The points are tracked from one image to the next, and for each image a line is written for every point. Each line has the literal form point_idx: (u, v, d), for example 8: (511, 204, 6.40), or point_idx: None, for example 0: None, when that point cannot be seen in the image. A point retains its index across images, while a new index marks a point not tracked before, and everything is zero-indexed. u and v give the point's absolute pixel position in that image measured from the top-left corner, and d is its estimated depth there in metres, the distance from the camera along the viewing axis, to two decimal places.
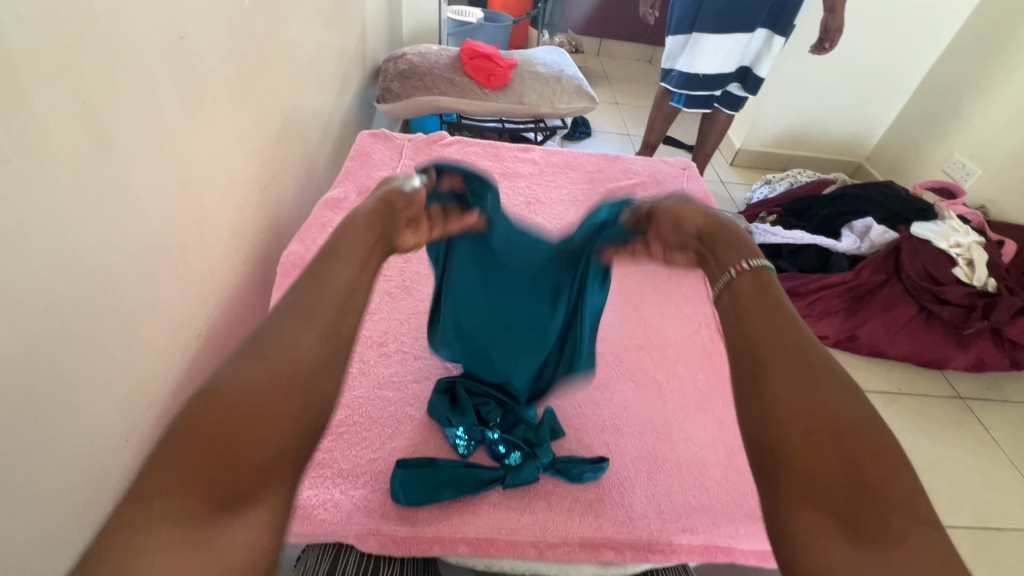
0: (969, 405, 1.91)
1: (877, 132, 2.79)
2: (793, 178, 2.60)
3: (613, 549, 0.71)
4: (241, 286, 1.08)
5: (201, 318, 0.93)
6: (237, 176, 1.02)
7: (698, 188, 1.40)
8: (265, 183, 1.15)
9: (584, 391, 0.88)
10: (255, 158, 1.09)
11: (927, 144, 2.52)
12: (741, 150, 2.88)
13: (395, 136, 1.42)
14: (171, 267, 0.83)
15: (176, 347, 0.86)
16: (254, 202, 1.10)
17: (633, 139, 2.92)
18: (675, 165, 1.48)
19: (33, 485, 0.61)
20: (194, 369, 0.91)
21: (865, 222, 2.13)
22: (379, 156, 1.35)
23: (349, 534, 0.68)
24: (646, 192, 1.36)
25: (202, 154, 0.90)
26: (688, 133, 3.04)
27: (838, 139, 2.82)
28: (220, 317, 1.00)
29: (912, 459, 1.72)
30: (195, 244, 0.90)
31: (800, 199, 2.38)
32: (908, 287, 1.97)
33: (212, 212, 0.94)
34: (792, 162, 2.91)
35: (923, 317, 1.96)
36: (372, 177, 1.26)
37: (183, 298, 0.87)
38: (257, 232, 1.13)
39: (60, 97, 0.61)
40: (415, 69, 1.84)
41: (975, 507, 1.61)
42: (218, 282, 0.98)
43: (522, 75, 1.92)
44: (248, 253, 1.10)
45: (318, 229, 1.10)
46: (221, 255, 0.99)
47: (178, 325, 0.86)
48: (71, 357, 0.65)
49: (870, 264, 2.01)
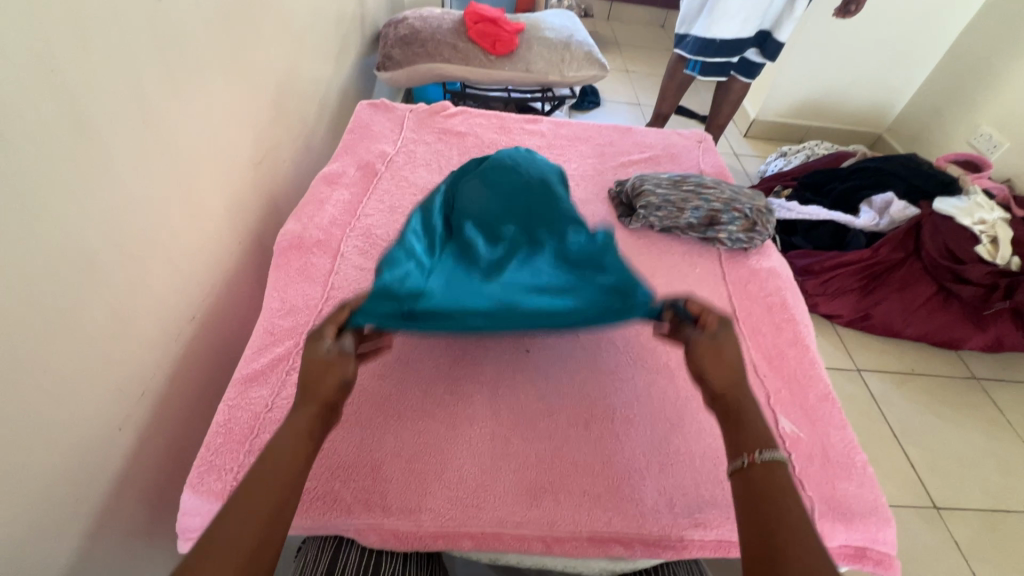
0: (983, 387, 1.87)
1: (900, 101, 2.66)
2: (810, 150, 2.49)
3: (622, 544, 0.68)
4: (238, 266, 1.04)
5: (196, 300, 0.89)
6: (230, 150, 0.97)
7: (714, 163, 1.33)
8: (260, 158, 1.10)
9: (593, 378, 0.84)
10: (248, 132, 1.04)
11: (954, 114, 2.40)
12: (757, 121, 2.77)
13: (395, 106, 1.35)
14: (159, 249, 0.79)
15: (170, 331, 0.83)
16: (248, 178, 1.06)
17: (644, 109, 2.81)
18: (690, 137, 1.40)
19: (21, 478, 0.59)
20: (190, 353, 0.88)
21: (886, 197, 2.04)
22: (379, 128, 1.28)
23: (350, 528, 0.66)
24: (659, 167, 1.30)
25: (189, 129, 0.85)
26: (701, 102, 2.93)
27: (859, 109, 2.69)
28: (217, 299, 0.96)
29: (923, 440, 1.69)
30: (185, 224, 0.85)
31: (817, 172, 2.28)
32: (928, 266, 1.91)
33: (204, 190, 0.90)
34: (809, 134, 2.79)
35: (941, 297, 1.91)
36: (371, 150, 1.20)
37: (175, 280, 0.83)
38: (254, 210, 1.09)
39: (24, 66, 0.56)
40: (417, 35, 1.75)
41: (986, 490, 1.59)
42: (213, 263, 0.95)
43: (529, 41, 1.82)
44: (244, 232, 1.06)
45: (316, 205, 1.05)
46: (215, 234, 0.95)
47: (171, 308, 0.83)
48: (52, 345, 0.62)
49: (889, 241, 1.93)
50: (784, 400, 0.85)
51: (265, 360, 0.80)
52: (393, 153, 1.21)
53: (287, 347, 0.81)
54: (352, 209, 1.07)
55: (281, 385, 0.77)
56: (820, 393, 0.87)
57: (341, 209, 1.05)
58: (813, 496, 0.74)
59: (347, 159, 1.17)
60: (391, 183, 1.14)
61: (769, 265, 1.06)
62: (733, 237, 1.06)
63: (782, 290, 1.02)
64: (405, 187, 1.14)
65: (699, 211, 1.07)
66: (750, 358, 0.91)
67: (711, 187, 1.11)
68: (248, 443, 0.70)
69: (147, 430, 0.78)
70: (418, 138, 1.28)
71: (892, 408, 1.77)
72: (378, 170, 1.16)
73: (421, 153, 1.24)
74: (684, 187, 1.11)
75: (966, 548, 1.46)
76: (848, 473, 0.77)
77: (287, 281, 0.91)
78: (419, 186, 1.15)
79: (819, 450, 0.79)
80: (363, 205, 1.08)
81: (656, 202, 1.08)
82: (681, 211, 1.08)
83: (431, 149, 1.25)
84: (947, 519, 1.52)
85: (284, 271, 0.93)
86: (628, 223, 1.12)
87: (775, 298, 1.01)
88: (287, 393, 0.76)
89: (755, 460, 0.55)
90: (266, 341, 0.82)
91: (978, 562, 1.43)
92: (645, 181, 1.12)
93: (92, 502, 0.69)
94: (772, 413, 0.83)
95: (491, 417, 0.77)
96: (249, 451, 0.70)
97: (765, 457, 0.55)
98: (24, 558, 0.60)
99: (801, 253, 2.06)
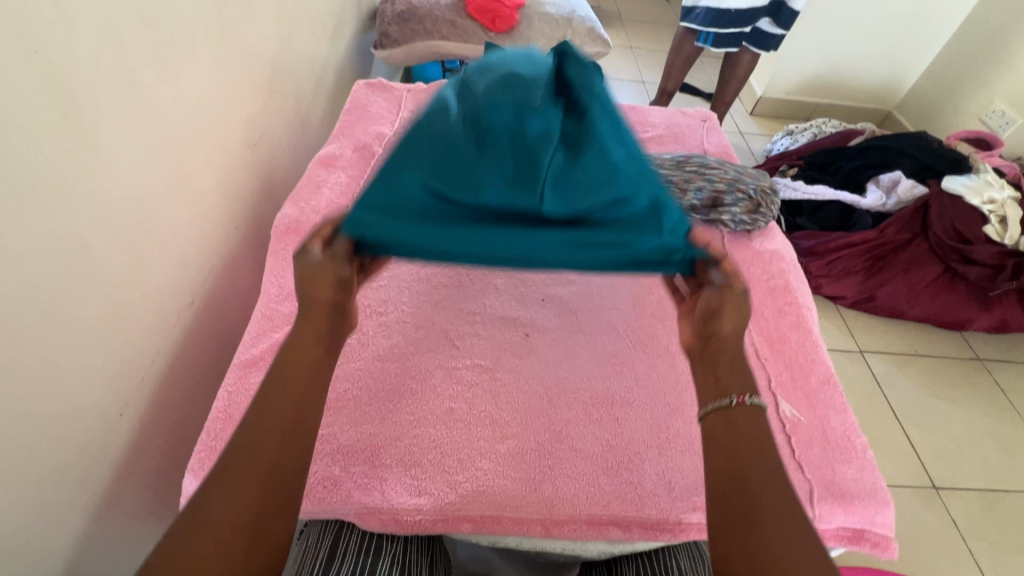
0: (987, 367, 1.86)
1: (910, 77, 2.60)
2: (818, 128, 2.45)
3: (620, 527, 0.69)
4: (236, 250, 1.03)
5: (193, 286, 0.89)
6: (223, 133, 0.96)
7: (718, 142, 1.30)
8: (254, 141, 1.08)
9: (593, 361, 0.84)
10: (242, 113, 1.02)
11: (966, 89, 2.33)
12: (763, 99, 2.72)
13: (392, 86, 1.32)
14: (154, 234, 0.79)
15: (167, 315, 0.82)
16: (243, 161, 1.04)
17: (648, 87, 2.76)
18: (694, 116, 1.37)
19: (22, 462, 0.59)
20: (190, 338, 0.88)
21: (893, 176, 2.00)
22: (377, 108, 1.26)
23: (350, 511, 0.67)
24: (662, 147, 1.27)
25: (179, 112, 0.83)
26: (707, 79, 2.87)
27: (868, 85, 2.63)
28: (215, 282, 0.96)
29: (923, 421, 1.70)
30: (181, 207, 0.85)
31: (823, 152, 2.24)
32: (934, 246, 1.89)
33: (198, 174, 0.89)
34: (816, 111, 2.74)
35: (947, 279, 1.89)
36: (369, 131, 1.18)
37: (171, 265, 0.83)
38: (250, 192, 1.07)
39: (7, 45, 0.54)
40: (414, 11, 1.71)
41: (984, 469, 1.60)
42: (210, 248, 0.94)
43: (530, 16, 1.76)
44: (240, 215, 1.04)
45: (312, 189, 1.03)
46: (211, 219, 0.94)
47: (167, 293, 0.82)
48: (47, 332, 0.61)
49: (896, 221, 1.91)
50: (784, 384, 0.85)
51: (263, 346, 0.79)
52: (390, 134, 1.19)
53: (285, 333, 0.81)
54: (350, 192, 1.05)
55: None
56: (821, 376, 0.86)
57: (338, 192, 1.04)
58: (812, 479, 0.74)
59: (344, 141, 1.15)
60: None
61: (772, 247, 1.05)
62: (736, 218, 1.04)
63: (786, 272, 1.01)
64: None
65: (703, 191, 1.05)
66: (751, 342, 0.90)
67: (714, 168, 1.08)
68: None
69: (148, 416, 0.79)
70: (416, 119, 1.25)
71: (893, 390, 1.77)
72: (375, 153, 1.14)
73: None
74: (686, 168, 1.08)
75: (963, 528, 1.48)
76: (849, 456, 0.77)
77: (284, 266, 0.91)
78: None
79: (818, 433, 0.79)
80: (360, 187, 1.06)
81: (658, 183, 1.06)
82: (683, 191, 1.06)
83: None
84: (946, 499, 1.53)
85: (282, 256, 0.92)
86: None
87: (778, 281, 1.00)
88: None
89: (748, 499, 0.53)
90: (264, 327, 0.82)
91: (972, 540, 1.45)
92: (647, 161, 1.10)
93: (95, 486, 0.70)
94: (772, 397, 0.82)
95: (489, 404, 0.77)
96: None
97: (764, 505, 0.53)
98: (30, 541, 0.61)
99: (805, 234, 2.03)
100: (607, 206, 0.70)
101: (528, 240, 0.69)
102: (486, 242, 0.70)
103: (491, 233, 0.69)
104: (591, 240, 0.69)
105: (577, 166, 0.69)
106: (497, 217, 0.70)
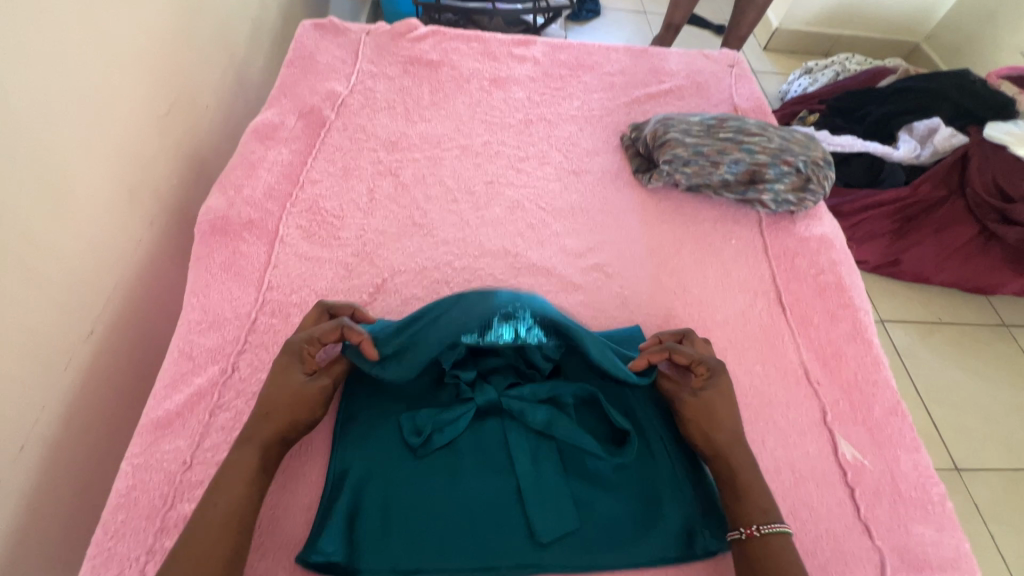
0: (1013, 335, 1.73)
1: (948, 0, 2.28)
2: (842, 66, 2.17)
3: None
4: (158, 253, 0.82)
5: (90, 312, 0.68)
6: (111, 105, 0.72)
7: (749, 95, 1.07)
8: (167, 107, 0.84)
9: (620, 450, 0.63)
10: (141, 73, 0.78)
11: (1009, 17, 2.05)
12: (779, 31, 2.41)
13: (346, 27, 1.05)
14: (12, 254, 0.58)
15: (54, 357, 0.63)
16: (153, 138, 0.81)
17: (651, 19, 2.43)
18: (719, 60, 1.13)
19: None
20: (98, 379, 0.69)
21: (930, 123, 1.77)
22: (327, 57, 1.00)
23: None
24: (682, 102, 1.04)
25: (24, 74, 0.59)
26: (718, 9, 2.53)
27: (897, 13, 2.33)
28: (130, 298, 0.75)
29: (947, 397, 1.58)
30: (54, 210, 0.63)
31: (849, 94, 1.98)
32: (970, 205, 1.70)
33: (78, 162, 0.66)
34: (838, 44, 2.45)
35: (981, 241, 1.71)
36: (317, 90, 0.94)
37: (46, 293, 0.62)
38: (169, 175, 0.85)
39: None
40: None
41: (1009, 448, 1.50)
42: (115, 255, 0.73)
43: None
44: (157, 206, 0.82)
45: (245, 171, 0.81)
46: (111, 221, 0.72)
47: (49, 330, 0.62)
48: None
49: (931, 177, 1.71)
50: (843, 417, 0.69)
51: (181, 397, 0.61)
52: (345, 93, 0.94)
53: (211, 376, 0.62)
54: (294, 173, 0.83)
55: (203, 432, 0.59)
56: (887, 404, 0.70)
57: (279, 174, 0.82)
58: (883, 546, 0.59)
59: (285, 104, 0.91)
60: (344, 136, 0.89)
61: (821, 233, 0.86)
62: (779, 199, 0.84)
63: (838, 265, 0.83)
64: (362, 139, 0.89)
65: (739, 165, 0.84)
66: (800, 361, 0.73)
67: (755, 134, 0.85)
68: (159, 519, 0.53)
69: (40, 491, 0.61)
70: (378, 72, 1.00)
71: (916, 363, 1.64)
72: (326, 119, 0.90)
73: (381, 92, 0.97)
74: (720, 134, 0.85)
75: (985, 511, 1.40)
76: (925, 513, 0.62)
77: (208, 280, 0.70)
78: (379, 138, 0.89)
79: (887, 483, 0.64)
80: (307, 167, 0.83)
81: (683, 154, 0.84)
82: (716, 165, 0.84)
83: (395, 85, 0.98)
84: (968, 482, 1.44)
85: (205, 267, 0.71)
86: (645, 180, 0.89)
87: (828, 277, 0.82)
88: (213, 442, 0.58)
89: (751, 535, 0.53)
90: (182, 369, 0.63)
91: (995, 527, 1.37)
92: (670, 125, 0.87)
93: None
94: (828, 436, 0.67)
95: (485, 492, 0.58)
96: (161, 530, 0.53)
97: (765, 533, 0.53)
98: None
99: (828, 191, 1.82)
100: (603, 521, 0.57)
101: (504, 486, 0.59)
102: (459, 517, 0.56)
103: (467, 479, 0.59)
104: (574, 543, 0.56)
105: (554, 499, 0.58)
106: (477, 466, 0.60)
